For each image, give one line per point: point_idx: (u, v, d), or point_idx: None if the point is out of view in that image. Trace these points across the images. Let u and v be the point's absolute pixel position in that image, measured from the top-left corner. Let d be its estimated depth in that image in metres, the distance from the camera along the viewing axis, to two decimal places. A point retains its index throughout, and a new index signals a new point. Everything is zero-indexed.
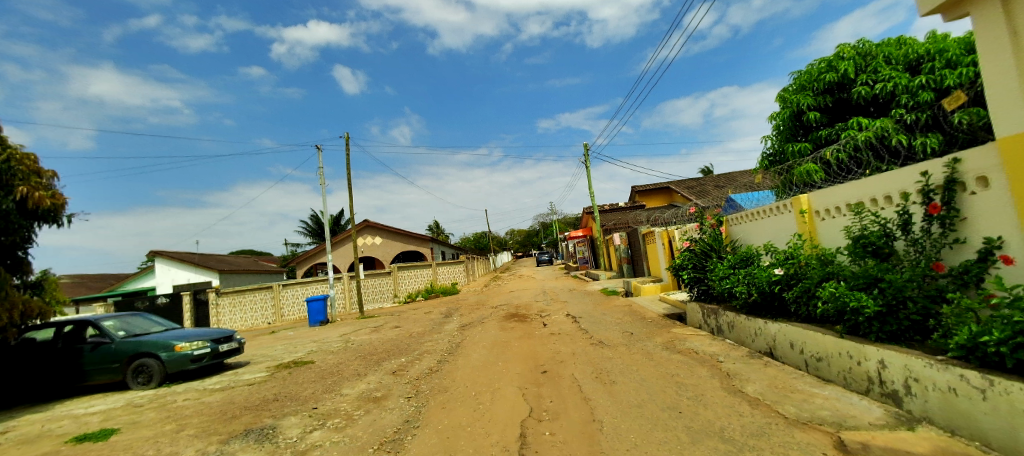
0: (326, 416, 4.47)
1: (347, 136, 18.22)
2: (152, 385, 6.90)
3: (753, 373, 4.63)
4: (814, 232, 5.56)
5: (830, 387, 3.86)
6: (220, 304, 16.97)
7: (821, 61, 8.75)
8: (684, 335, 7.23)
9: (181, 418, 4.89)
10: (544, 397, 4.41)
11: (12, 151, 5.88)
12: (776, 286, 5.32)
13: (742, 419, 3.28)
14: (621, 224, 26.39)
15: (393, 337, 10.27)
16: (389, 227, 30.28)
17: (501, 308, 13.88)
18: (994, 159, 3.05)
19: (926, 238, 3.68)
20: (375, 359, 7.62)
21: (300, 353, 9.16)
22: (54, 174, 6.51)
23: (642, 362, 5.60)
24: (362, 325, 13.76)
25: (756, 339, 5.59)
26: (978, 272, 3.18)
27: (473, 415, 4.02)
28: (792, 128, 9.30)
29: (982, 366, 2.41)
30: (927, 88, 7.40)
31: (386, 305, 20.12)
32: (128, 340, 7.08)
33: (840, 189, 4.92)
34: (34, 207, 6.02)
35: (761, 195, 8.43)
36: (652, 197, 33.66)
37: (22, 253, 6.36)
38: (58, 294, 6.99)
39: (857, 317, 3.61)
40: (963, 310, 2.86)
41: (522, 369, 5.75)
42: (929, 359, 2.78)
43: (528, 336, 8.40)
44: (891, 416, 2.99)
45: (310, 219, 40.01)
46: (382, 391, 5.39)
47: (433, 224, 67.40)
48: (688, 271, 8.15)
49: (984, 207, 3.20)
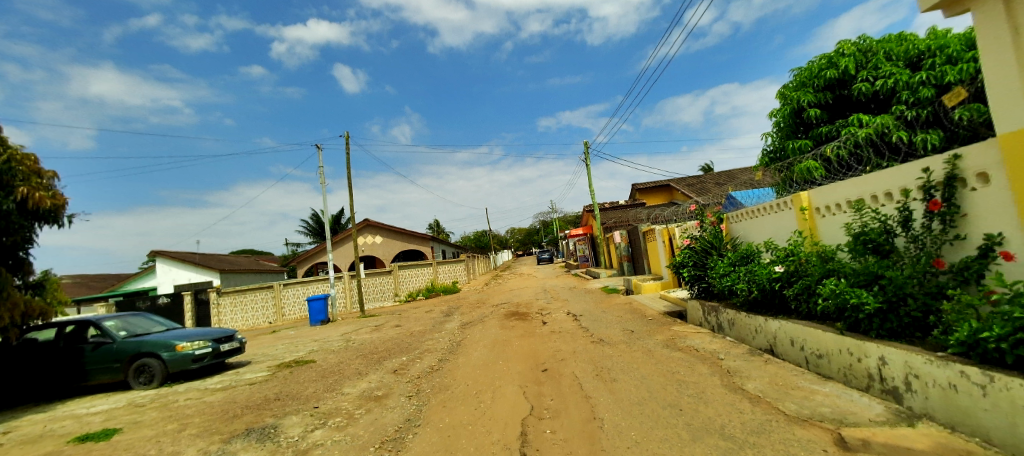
0: (327, 414, 4.48)
1: (347, 136, 18.48)
2: (154, 385, 6.91)
3: (754, 371, 4.63)
4: (815, 229, 5.55)
5: (831, 384, 3.86)
6: (221, 303, 16.99)
7: (821, 58, 8.72)
8: (684, 333, 7.23)
9: (182, 417, 4.90)
10: (545, 395, 4.41)
11: (13, 152, 5.89)
12: (776, 283, 5.31)
13: (743, 416, 3.28)
14: (622, 222, 26.37)
15: (394, 336, 10.28)
16: (389, 226, 30.29)
17: (502, 306, 13.89)
18: (994, 155, 3.04)
19: (926, 234, 3.68)
20: (375, 358, 7.63)
21: (301, 353, 9.18)
22: (54, 175, 6.51)
23: (643, 360, 5.60)
24: (362, 324, 13.77)
25: (756, 336, 5.60)
26: (978, 269, 3.17)
27: (474, 413, 4.02)
28: (792, 125, 9.29)
29: (982, 362, 2.41)
30: (928, 84, 7.39)
31: (387, 304, 20.14)
32: (129, 340, 7.09)
33: (841, 185, 4.91)
34: (34, 207, 6.02)
35: (761, 193, 8.42)
36: (652, 195, 33.64)
37: (23, 253, 6.37)
38: (60, 295, 6.95)
39: (858, 314, 3.61)
40: (963, 307, 2.86)
41: (523, 368, 5.75)
42: (929, 356, 2.78)
43: (528, 334, 8.41)
44: (892, 413, 2.99)
45: (310, 219, 40.05)
46: (383, 390, 5.40)
47: (433, 223, 67.45)
48: (688, 268, 8.16)
49: (985, 203, 3.19)
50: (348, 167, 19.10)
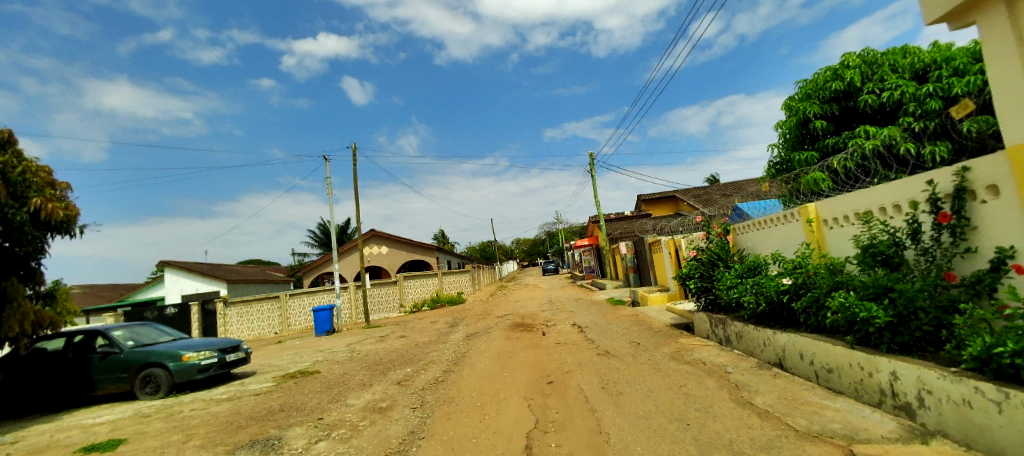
0: (331, 426, 4.47)
1: (353, 148, 19.53)
2: (160, 395, 6.93)
3: (763, 385, 4.55)
4: (823, 241, 5.51)
5: (842, 399, 3.79)
6: (228, 313, 16.75)
7: (825, 70, 8.78)
8: (692, 346, 7.14)
9: (188, 428, 4.91)
10: (550, 408, 4.37)
11: (28, 164, 6.04)
12: (785, 295, 5.25)
13: (751, 432, 3.22)
14: (628, 232, 26.28)
15: (399, 347, 10.27)
16: (396, 236, 30.46)
17: (507, 317, 13.85)
18: (1004, 167, 3.01)
19: (936, 247, 3.65)
20: (380, 369, 7.61)
21: (307, 364, 9.17)
22: (68, 186, 6.65)
23: (650, 373, 5.54)
24: (367, 335, 13.77)
25: (764, 349, 5.52)
26: (990, 282, 3.13)
27: (478, 426, 3.98)
28: (798, 136, 9.26)
29: (998, 378, 2.36)
30: (935, 96, 7.35)
31: (392, 315, 20.11)
32: (137, 350, 7.13)
33: (849, 197, 4.87)
34: (48, 218, 6.12)
35: (768, 204, 8.36)
36: (658, 205, 33.53)
37: (35, 264, 6.47)
38: (70, 305, 7.04)
39: (868, 327, 3.56)
40: (975, 321, 2.81)
41: (528, 380, 5.72)
42: (942, 371, 2.72)
43: (534, 346, 8.36)
44: (905, 429, 2.93)
45: (318, 229, 40.47)
46: (388, 401, 5.37)
47: (438, 233, 67.79)
48: (695, 280, 8.11)
49: (994, 216, 3.16)
50: (355, 179, 19.32)
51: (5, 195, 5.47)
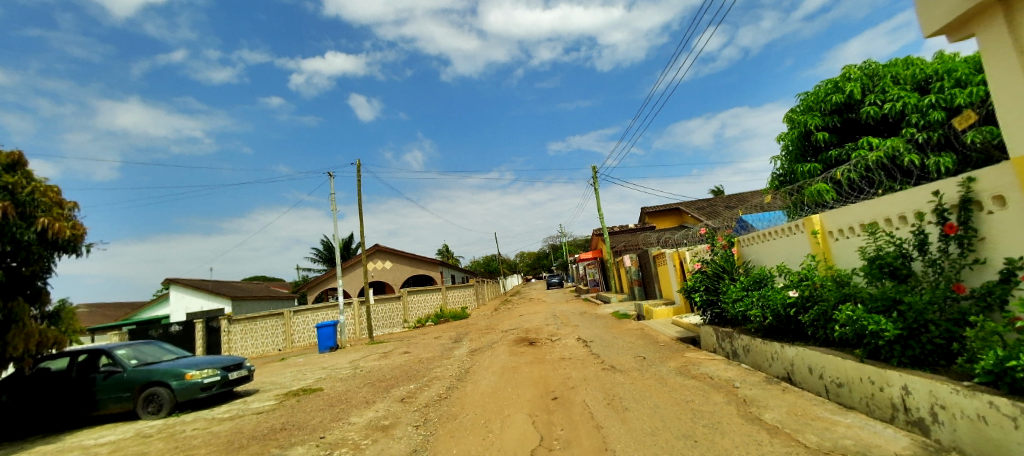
0: (333, 445, 4.41)
1: (358, 164, 19.36)
2: (162, 414, 6.88)
3: (772, 400, 4.47)
4: (828, 252, 5.46)
5: (853, 415, 3.70)
6: (232, 331, 16.72)
7: (827, 83, 8.86)
8: (698, 360, 7.05)
9: (189, 448, 4.87)
10: (555, 425, 4.30)
11: (37, 184, 6.13)
12: (792, 308, 5.19)
13: (761, 449, 3.14)
14: (632, 244, 26.20)
15: (402, 363, 10.21)
16: (400, 251, 30.59)
17: (511, 332, 13.79)
18: (1009, 177, 2.98)
19: (945, 259, 3.61)
20: (383, 386, 7.54)
21: (309, 381, 9.13)
22: (75, 205, 6.74)
23: (656, 388, 5.47)
24: (371, 351, 13.73)
25: (772, 363, 5.43)
26: (1001, 294, 3.07)
27: (482, 444, 3.93)
28: (801, 148, 9.30)
29: (1013, 393, 2.29)
30: (938, 107, 7.36)
31: (397, 331, 20.01)
32: (140, 369, 7.11)
33: (854, 208, 4.84)
34: (54, 237, 6.20)
35: (772, 216, 8.30)
36: (661, 218, 33.59)
37: (41, 283, 6.52)
38: (75, 324, 7.01)
39: (877, 340, 3.51)
40: (987, 334, 2.75)
41: (533, 396, 5.63)
42: (955, 385, 2.66)
43: (539, 361, 8.30)
44: (919, 446, 2.85)
45: (323, 245, 40.66)
46: (390, 419, 5.32)
47: (441, 249, 67.92)
48: (700, 293, 8.04)
49: (1001, 227, 3.13)
50: (360, 194, 19.50)
51: (12, 215, 5.57)
